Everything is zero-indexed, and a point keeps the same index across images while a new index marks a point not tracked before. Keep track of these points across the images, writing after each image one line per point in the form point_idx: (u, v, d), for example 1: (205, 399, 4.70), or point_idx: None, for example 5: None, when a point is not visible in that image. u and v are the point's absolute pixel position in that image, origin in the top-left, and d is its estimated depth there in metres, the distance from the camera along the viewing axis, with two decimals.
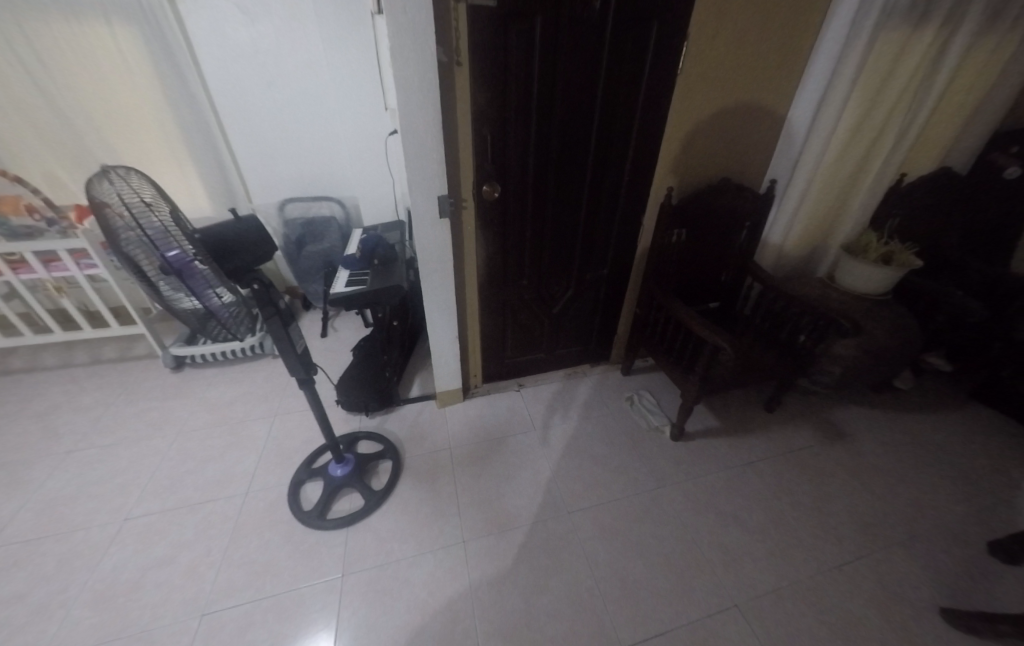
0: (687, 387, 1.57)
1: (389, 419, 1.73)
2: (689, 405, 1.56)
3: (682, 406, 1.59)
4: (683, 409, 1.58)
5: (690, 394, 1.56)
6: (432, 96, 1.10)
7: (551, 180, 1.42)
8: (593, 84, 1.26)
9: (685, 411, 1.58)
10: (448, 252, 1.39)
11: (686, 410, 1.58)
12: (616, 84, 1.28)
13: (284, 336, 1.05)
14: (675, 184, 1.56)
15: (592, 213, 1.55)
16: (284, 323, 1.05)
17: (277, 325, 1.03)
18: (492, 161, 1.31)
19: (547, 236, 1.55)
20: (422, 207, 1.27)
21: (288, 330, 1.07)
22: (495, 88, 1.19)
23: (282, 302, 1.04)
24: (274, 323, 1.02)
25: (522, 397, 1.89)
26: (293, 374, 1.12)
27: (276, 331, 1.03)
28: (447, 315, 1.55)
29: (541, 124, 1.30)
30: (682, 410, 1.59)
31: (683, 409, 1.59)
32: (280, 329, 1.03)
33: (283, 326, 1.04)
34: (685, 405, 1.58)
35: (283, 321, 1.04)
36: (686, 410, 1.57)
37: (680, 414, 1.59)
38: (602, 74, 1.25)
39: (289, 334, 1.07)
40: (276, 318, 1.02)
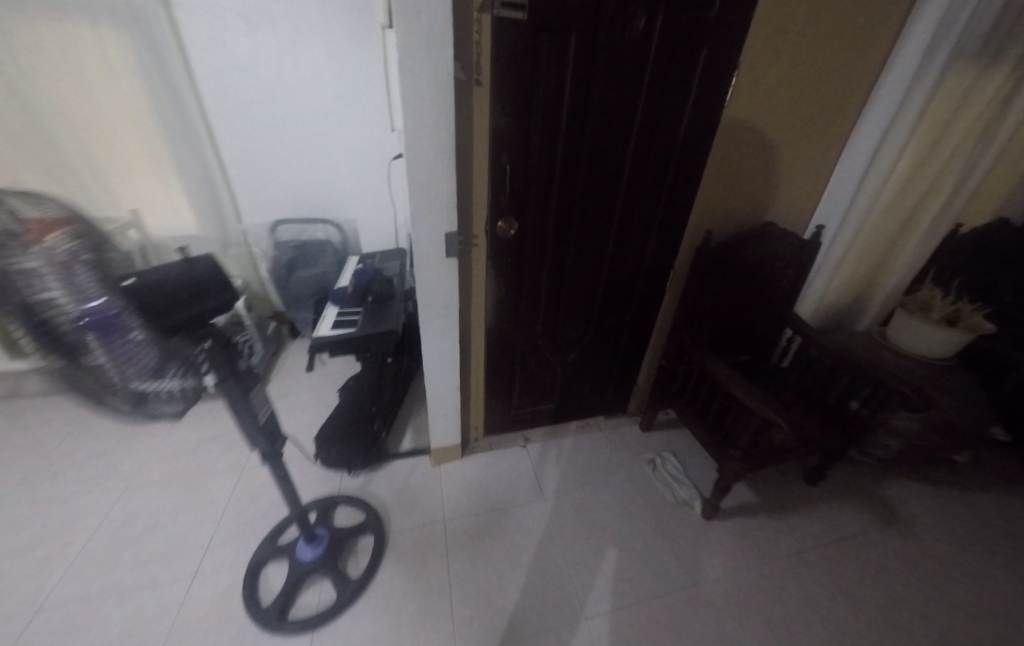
0: (723, 459, 1.36)
1: (374, 480, 1.49)
2: (727, 481, 1.35)
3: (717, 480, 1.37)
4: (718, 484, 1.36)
5: (729, 469, 1.35)
6: (446, 119, 0.92)
7: (574, 219, 1.25)
8: (629, 115, 1.11)
9: (721, 486, 1.36)
10: (454, 297, 1.19)
11: (723, 485, 1.36)
12: (654, 116, 1.12)
13: (242, 400, 0.86)
14: (712, 227, 1.40)
15: (619, 256, 1.38)
16: (242, 384, 0.85)
17: (231, 386, 0.83)
18: (511, 196, 1.15)
19: (567, 278, 1.37)
20: (425, 247, 1.08)
21: (248, 394, 0.87)
22: (519, 113, 1.02)
23: (245, 361, 0.86)
24: (229, 382, 0.83)
25: (529, 454, 1.66)
26: (254, 449, 0.92)
27: (232, 392, 0.84)
28: (449, 365, 1.34)
29: (568, 157, 1.14)
30: (718, 486, 1.37)
31: (719, 484, 1.37)
32: (237, 389, 0.84)
33: (241, 388, 0.85)
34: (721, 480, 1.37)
35: (240, 382, 0.84)
36: (724, 485, 1.36)
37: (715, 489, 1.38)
38: (640, 105, 1.10)
39: (250, 399, 0.88)
40: (233, 378, 0.83)
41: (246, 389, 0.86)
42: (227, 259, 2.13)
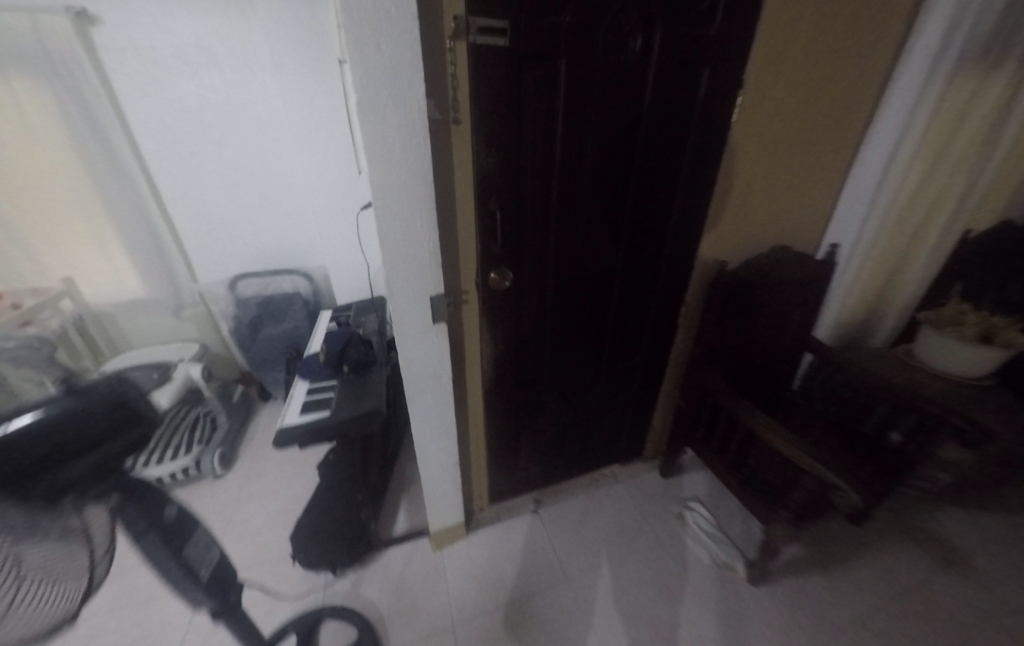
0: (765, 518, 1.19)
1: (365, 580, 1.27)
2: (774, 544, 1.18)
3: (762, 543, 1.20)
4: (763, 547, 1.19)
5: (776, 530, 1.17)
6: (423, 167, 0.76)
7: (576, 262, 1.10)
8: (630, 146, 0.98)
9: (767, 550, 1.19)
10: (446, 367, 1.00)
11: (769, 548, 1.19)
12: (657, 144, 1.00)
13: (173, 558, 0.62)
14: (723, 255, 1.28)
15: (626, 297, 1.23)
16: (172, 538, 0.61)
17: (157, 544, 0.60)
18: (504, 244, 0.99)
19: (572, 326, 1.22)
20: (408, 315, 0.89)
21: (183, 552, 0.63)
22: (507, 151, 0.88)
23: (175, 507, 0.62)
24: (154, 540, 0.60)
25: (542, 522, 1.47)
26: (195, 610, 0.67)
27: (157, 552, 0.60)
28: (445, 441, 1.15)
29: (566, 197, 0.99)
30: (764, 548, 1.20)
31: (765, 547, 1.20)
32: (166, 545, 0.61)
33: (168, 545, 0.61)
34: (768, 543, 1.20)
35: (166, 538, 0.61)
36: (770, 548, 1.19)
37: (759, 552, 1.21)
38: (641, 134, 0.97)
39: (186, 556, 0.63)
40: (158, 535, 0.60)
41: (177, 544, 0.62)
42: (183, 321, 1.91)
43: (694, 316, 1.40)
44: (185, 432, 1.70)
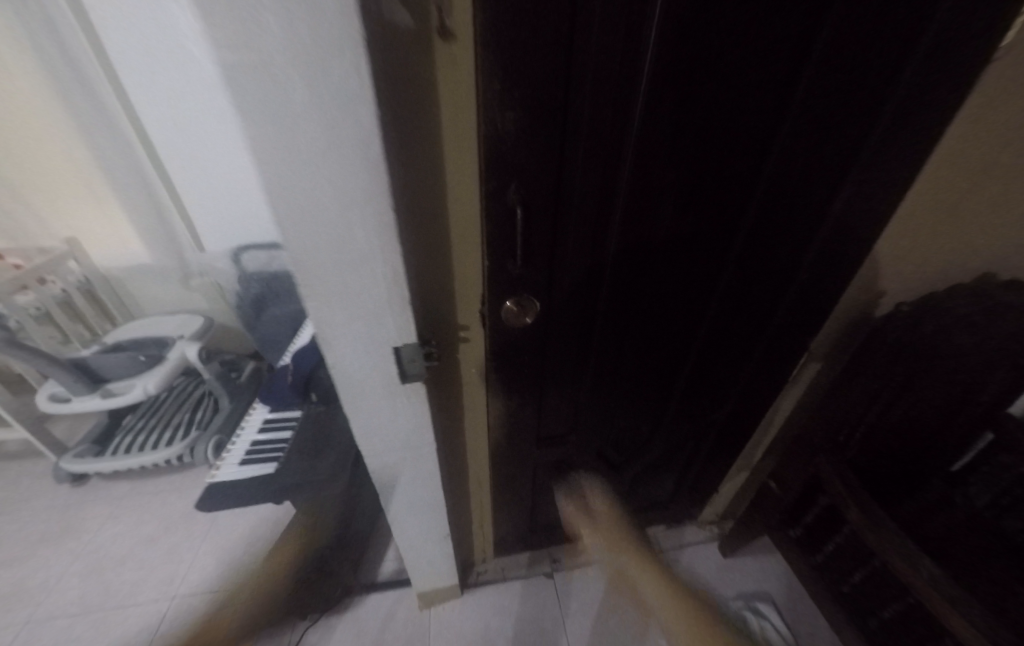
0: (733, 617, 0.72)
1: (336, 634, 1.08)
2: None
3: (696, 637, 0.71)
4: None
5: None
6: (372, 127, 0.37)
7: (643, 285, 0.70)
8: (770, 97, 0.56)
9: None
10: (424, 438, 0.68)
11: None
12: (822, 95, 0.55)
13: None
14: (892, 287, 0.79)
15: (715, 337, 0.83)
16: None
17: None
18: (530, 261, 0.60)
19: (625, 370, 0.83)
20: (361, 374, 0.56)
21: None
22: (546, 101, 0.47)
23: None
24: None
25: (554, 592, 1.18)
26: None
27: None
28: (430, 515, 0.85)
29: (642, 183, 0.59)
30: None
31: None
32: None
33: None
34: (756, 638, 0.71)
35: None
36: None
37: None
38: (798, 78, 0.55)
39: None
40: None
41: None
42: (192, 290, 1.75)
43: (815, 368, 0.91)
44: (186, 412, 1.58)
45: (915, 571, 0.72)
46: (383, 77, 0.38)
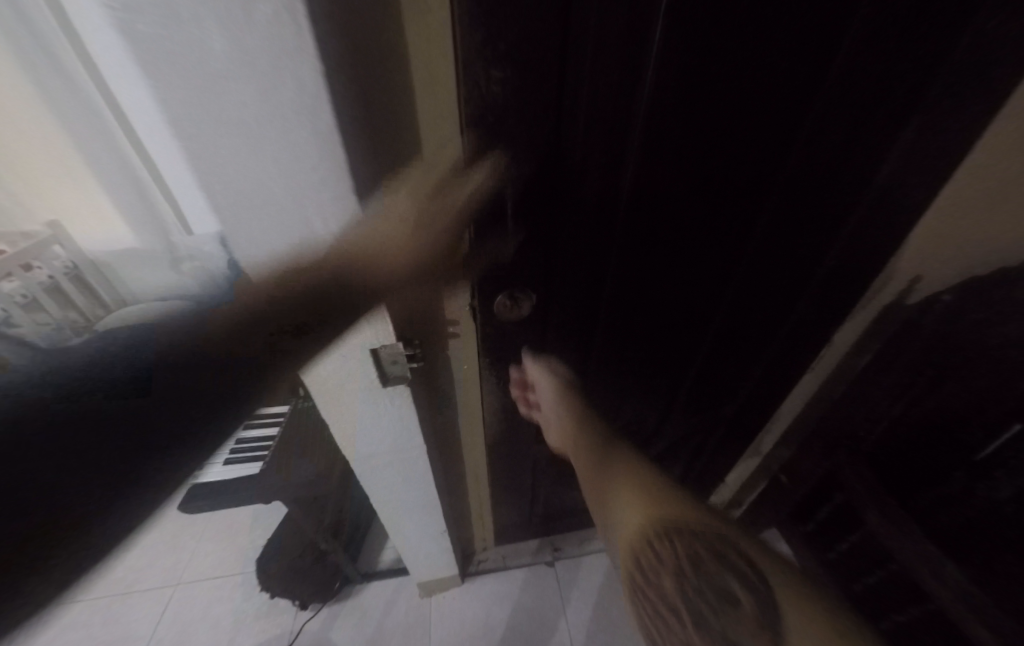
0: (688, 534, 0.47)
1: (337, 620, 1.09)
2: (711, 578, 0.44)
3: (638, 549, 0.48)
4: (656, 586, 0.46)
5: (757, 579, 0.43)
6: (318, 86, 0.30)
7: (651, 273, 0.63)
8: (815, 46, 0.46)
9: (726, 581, 0.44)
10: (412, 441, 0.64)
11: (717, 605, 0.43)
12: (874, 44, 0.46)
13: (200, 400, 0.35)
14: (931, 273, 0.69)
15: (730, 330, 0.74)
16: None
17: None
18: (524, 249, 0.52)
19: (630, 365, 0.76)
20: (337, 378, 0.51)
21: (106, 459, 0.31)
22: (539, 58, 0.39)
23: None
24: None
25: (555, 579, 1.17)
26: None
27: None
28: (423, 512, 0.82)
29: (655, 158, 0.50)
30: (738, 585, 0.43)
31: (720, 594, 0.43)
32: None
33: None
34: (729, 560, 0.45)
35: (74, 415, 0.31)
36: (714, 592, 0.43)
37: (653, 610, 0.46)
38: (851, 23, 0.45)
39: None
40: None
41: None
42: None
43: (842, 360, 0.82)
44: None
45: (941, 577, 0.68)
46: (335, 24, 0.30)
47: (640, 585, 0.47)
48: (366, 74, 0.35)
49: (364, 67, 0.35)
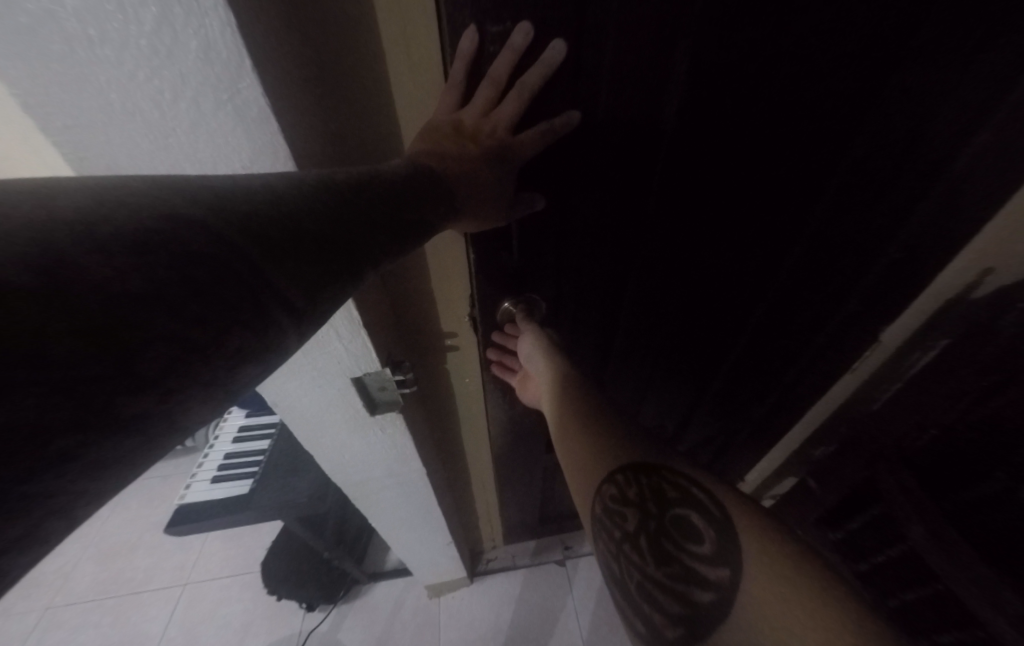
0: (648, 465, 0.35)
1: (345, 620, 1.07)
2: (669, 511, 0.32)
3: (593, 492, 0.36)
4: (608, 526, 0.34)
5: (724, 509, 0.31)
6: (231, 45, 0.19)
7: (680, 265, 0.53)
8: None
9: (686, 513, 0.32)
10: (409, 466, 0.57)
11: (677, 543, 0.31)
12: None
13: (317, 271, 0.21)
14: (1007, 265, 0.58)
15: (766, 332, 0.65)
16: (150, 289, 0.16)
17: (80, 269, 0.14)
18: (530, 250, 0.44)
19: (650, 366, 0.68)
20: (318, 406, 0.45)
21: (260, 306, 0.19)
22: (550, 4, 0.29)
23: None
24: (138, 273, 0.15)
25: (566, 579, 1.14)
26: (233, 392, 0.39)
27: (116, 347, 0.15)
28: (427, 526, 0.77)
29: (692, 135, 0.40)
30: (700, 517, 0.31)
31: (680, 529, 0.32)
32: (77, 339, 0.14)
33: (122, 323, 0.15)
34: (694, 486, 0.33)
35: (242, 228, 0.19)
36: (671, 526, 0.32)
37: (606, 554, 0.34)
38: None
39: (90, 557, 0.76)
40: (151, 265, 0.16)
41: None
42: None
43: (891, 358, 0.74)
44: None
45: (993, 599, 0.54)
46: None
47: (592, 528, 0.35)
48: (317, 33, 0.26)
49: (313, 23, 0.25)
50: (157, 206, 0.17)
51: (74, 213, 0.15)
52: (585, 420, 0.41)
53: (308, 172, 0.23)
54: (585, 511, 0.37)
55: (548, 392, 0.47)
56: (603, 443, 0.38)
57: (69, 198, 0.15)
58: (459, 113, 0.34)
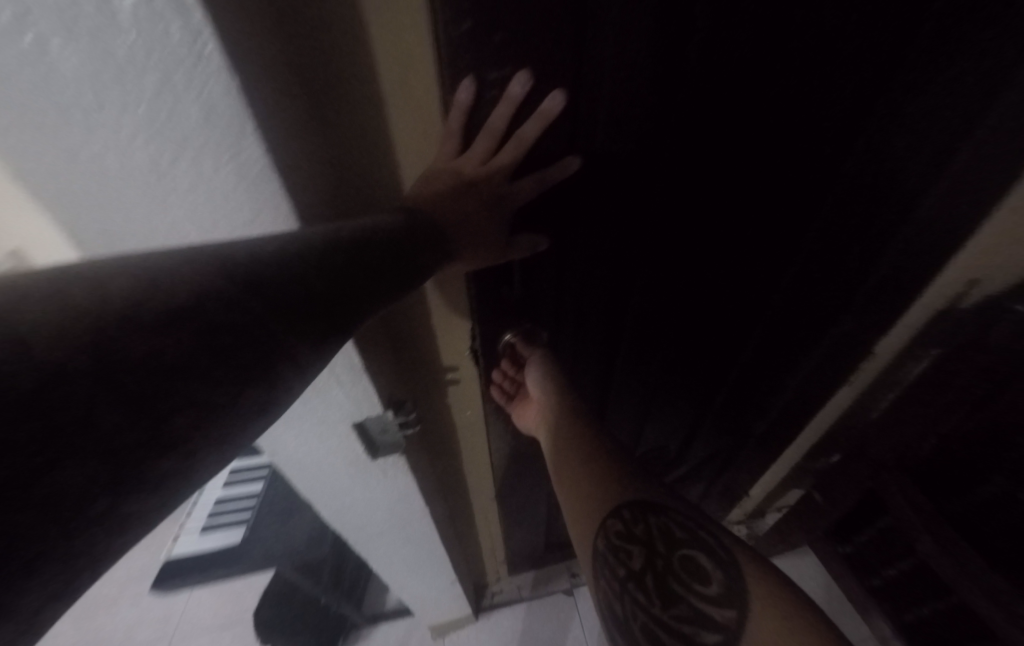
0: (655, 503, 0.34)
1: None
2: (677, 552, 0.31)
3: (595, 527, 0.34)
4: (611, 564, 0.32)
5: (730, 551, 0.31)
6: (232, 109, 0.19)
7: (680, 287, 0.52)
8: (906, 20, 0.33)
9: (693, 555, 0.31)
10: (412, 506, 0.55)
11: (682, 582, 0.30)
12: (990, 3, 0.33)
13: (323, 332, 0.20)
14: (991, 275, 0.56)
15: (766, 349, 0.65)
16: (177, 351, 0.15)
17: (123, 344, 0.14)
18: (531, 283, 0.45)
19: (652, 387, 0.67)
20: (317, 452, 0.43)
21: (272, 363, 0.18)
22: (549, 52, 0.29)
23: None
24: (172, 339, 0.15)
25: (576, 609, 1.10)
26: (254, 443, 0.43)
27: (148, 414, 0.14)
28: (430, 565, 0.74)
29: (687, 165, 0.40)
30: (707, 558, 0.30)
31: (685, 567, 0.30)
32: (116, 405, 0.13)
33: (150, 385, 0.14)
34: (697, 524, 0.32)
35: (258, 290, 0.18)
36: (679, 566, 0.31)
37: (607, 593, 0.33)
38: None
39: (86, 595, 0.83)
40: (181, 327, 0.15)
41: (33, 442, 0.11)
42: None
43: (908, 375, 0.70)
44: None
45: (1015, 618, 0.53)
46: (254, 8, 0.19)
47: (592, 565, 0.34)
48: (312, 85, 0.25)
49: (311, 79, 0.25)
50: (186, 273, 0.16)
51: (97, 289, 0.14)
52: (591, 454, 0.39)
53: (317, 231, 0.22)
54: (584, 550, 0.35)
55: (547, 424, 0.46)
56: (609, 473, 0.37)
57: (107, 274, 0.15)
58: (459, 162, 0.33)
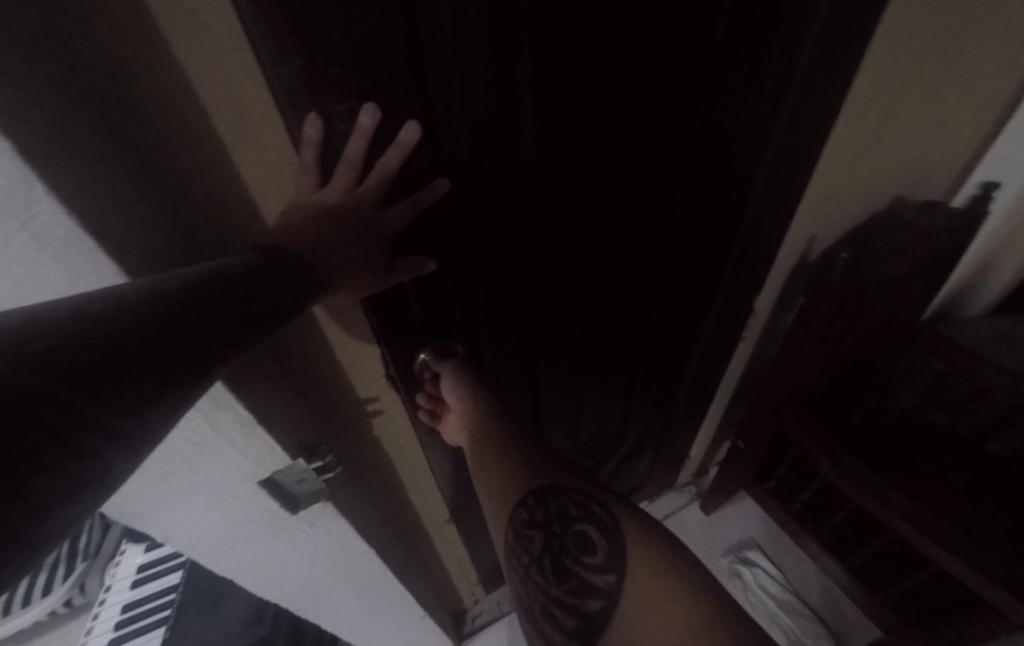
0: (552, 486, 0.35)
1: None
2: (569, 528, 0.33)
3: (506, 519, 0.35)
4: (517, 551, 0.34)
5: (616, 520, 0.33)
6: (11, 176, 0.18)
7: (578, 283, 0.56)
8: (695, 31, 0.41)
9: (585, 529, 0.33)
10: (354, 552, 0.52)
11: (573, 556, 0.32)
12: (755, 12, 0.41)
13: (148, 394, 0.19)
14: (824, 230, 0.67)
15: (667, 322, 0.72)
16: None
17: None
18: (430, 302, 0.45)
19: (577, 379, 0.71)
20: (225, 521, 0.40)
21: (64, 445, 0.16)
22: (391, 87, 0.30)
23: None
24: None
25: None
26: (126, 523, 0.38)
27: None
28: (392, 608, 0.70)
29: (553, 170, 0.43)
30: (595, 531, 0.33)
31: (575, 542, 0.32)
32: None
33: None
34: (591, 499, 0.35)
35: (48, 367, 0.16)
36: (571, 542, 0.33)
37: (515, 579, 0.34)
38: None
39: None
40: None
41: None
42: None
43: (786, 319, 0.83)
44: None
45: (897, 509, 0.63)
46: (30, 64, 0.18)
47: (503, 553, 0.35)
48: (139, 139, 0.24)
49: (131, 131, 0.23)
50: None
51: None
52: (501, 453, 0.40)
53: (141, 284, 0.21)
54: (498, 537, 0.36)
55: (464, 430, 0.46)
56: (520, 466, 0.38)
57: None
58: (321, 195, 0.32)
